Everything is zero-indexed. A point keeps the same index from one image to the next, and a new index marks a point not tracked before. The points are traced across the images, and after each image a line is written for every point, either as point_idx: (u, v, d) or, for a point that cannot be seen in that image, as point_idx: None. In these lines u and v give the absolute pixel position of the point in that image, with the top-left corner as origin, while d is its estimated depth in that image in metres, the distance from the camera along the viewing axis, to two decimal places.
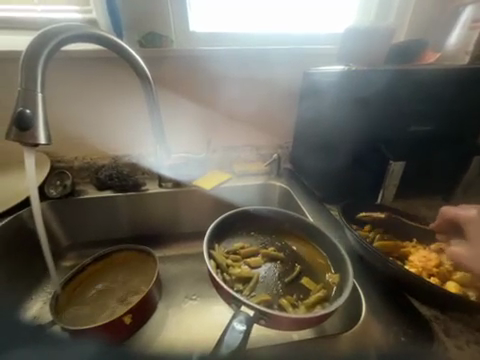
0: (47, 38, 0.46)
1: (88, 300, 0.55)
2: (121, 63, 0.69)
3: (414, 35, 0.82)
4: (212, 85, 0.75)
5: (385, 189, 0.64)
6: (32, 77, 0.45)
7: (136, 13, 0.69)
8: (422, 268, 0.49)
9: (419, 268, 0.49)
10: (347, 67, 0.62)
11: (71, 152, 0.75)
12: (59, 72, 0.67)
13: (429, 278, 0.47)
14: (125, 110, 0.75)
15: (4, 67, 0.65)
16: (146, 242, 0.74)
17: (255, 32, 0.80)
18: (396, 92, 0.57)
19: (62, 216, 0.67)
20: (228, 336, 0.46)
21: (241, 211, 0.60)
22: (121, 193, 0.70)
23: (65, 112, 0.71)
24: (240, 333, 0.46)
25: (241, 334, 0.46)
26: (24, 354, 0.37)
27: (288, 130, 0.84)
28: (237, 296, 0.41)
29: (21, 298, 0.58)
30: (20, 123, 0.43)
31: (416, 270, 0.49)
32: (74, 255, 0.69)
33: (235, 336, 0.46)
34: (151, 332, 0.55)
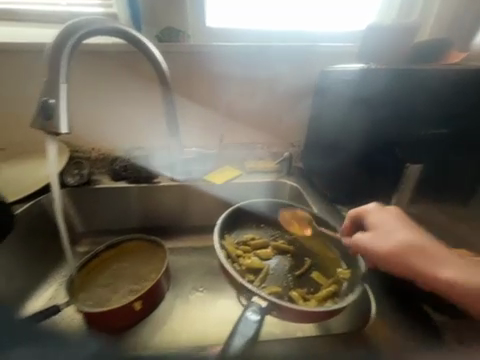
0: (72, 32, 0.48)
1: (102, 281, 0.58)
2: (139, 57, 0.71)
3: (438, 34, 0.79)
4: (226, 82, 0.76)
5: (401, 193, 0.61)
6: (58, 68, 0.47)
7: (155, 7, 0.70)
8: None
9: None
10: (365, 65, 0.61)
11: (88, 142, 0.78)
12: (80, 66, 0.70)
13: None
14: (141, 104, 0.76)
15: (30, 58, 0.68)
16: (156, 233, 0.76)
17: (272, 29, 0.79)
18: (417, 93, 0.55)
19: (79, 204, 0.70)
20: (242, 326, 0.38)
21: (241, 207, 0.61)
22: (134, 184, 0.72)
23: (84, 104, 0.74)
24: (255, 323, 0.38)
25: (255, 324, 0.38)
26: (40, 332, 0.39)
27: (300, 129, 0.84)
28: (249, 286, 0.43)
29: (39, 279, 0.61)
30: (45, 112, 0.46)
31: None
32: (88, 241, 0.72)
33: (249, 326, 0.38)
34: (159, 319, 0.56)
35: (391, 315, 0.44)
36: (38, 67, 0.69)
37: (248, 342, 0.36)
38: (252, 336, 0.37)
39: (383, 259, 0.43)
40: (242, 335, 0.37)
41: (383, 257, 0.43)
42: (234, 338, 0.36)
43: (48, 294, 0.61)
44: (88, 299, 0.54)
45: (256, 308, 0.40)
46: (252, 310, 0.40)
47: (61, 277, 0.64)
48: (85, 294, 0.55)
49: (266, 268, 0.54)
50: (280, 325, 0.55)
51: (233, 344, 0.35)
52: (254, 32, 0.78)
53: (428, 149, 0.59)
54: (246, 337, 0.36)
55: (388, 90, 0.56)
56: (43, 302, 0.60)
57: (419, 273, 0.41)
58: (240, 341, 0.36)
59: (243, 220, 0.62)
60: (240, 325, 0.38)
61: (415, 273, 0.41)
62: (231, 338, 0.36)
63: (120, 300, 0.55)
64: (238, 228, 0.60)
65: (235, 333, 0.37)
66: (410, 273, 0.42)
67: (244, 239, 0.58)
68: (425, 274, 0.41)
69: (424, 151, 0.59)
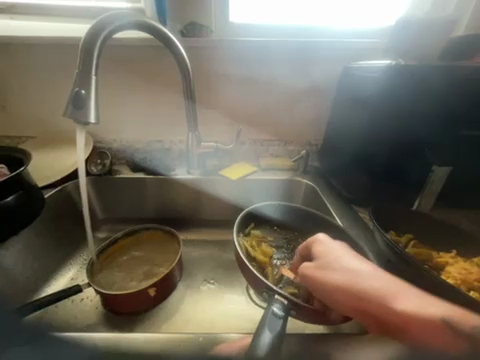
0: (103, 25, 0.50)
1: (122, 266, 0.61)
2: (163, 53, 0.72)
3: (475, 30, 0.73)
4: (246, 78, 0.75)
5: (423, 196, 0.60)
6: (89, 61, 0.49)
7: (179, 3, 0.71)
8: (461, 281, 0.47)
9: (457, 280, 0.48)
10: (393, 62, 0.58)
11: (111, 134, 0.81)
12: (107, 60, 0.73)
13: (469, 291, 0.46)
14: (162, 98, 0.78)
15: (62, 52, 0.72)
16: (171, 224, 0.78)
17: (295, 24, 0.78)
18: (448, 93, 0.52)
19: (101, 192, 0.73)
20: (268, 323, 0.35)
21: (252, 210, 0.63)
22: (152, 176, 0.74)
23: (109, 98, 0.77)
24: (282, 320, 0.36)
25: (281, 320, 0.36)
26: None
27: (320, 127, 0.81)
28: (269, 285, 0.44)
29: (62, 260, 0.65)
30: (76, 103, 0.48)
31: (454, 281, 0.47)
32: (107, 228, 0.75)
33: (276, 323, 0.36)
34: (171, 307, 0.58)
35: None
36: (69, 61, 0.72)
37: (277, 336, 0.33)
38: (280, 331, 0.34)
39: (331, 291, 0.38)
40: (270, 331, 0.34)
41: (330, 288, 0.38)
42: (261, 333, 0.33)
43: (70, 275, 0.65)
44: (108, 284, 0.57)
45: (279, 305, 0.39)
46: (277, 306, 0.39)
47: (82, 261, 0.68)
48: (104, 277, 0.58)
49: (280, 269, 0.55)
50: (289, 323, 0.55)
51: (261, 338, 0.32)
52: (277, 28, 0.77)
53: (461, 151, 0.54)
54: (274, 331, 0.34)
55: (418, 89, 0.53)
56: (65, 283, 0.63)
57: (372, 304, 0.34)
58: (268, 335, 0.33)
59: (255, 221, 0.64)
60: (267, 321, 0.36)
61: (370, 307, 0.34)
62: (258, 333, 0.33)
63: (134, 286, 0.57)
64: (250, 228, 0.62)
65: (262, 329, 0.34)
66: (362, 308, 0.35)
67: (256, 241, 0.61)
68: (381, 307, 0.33)
69: (456, 154, 0.54)
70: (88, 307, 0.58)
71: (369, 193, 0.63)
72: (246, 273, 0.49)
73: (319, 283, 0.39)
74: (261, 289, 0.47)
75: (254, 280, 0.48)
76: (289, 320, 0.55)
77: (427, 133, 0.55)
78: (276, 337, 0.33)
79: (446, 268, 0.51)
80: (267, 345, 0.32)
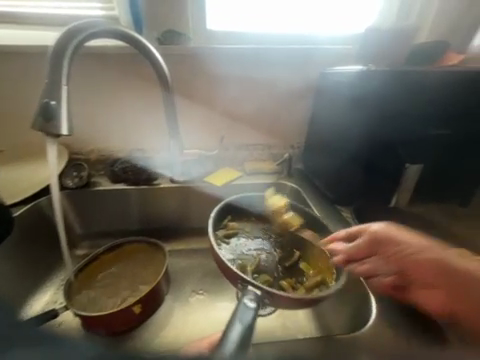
0: (73, 33, 0.48)
1: (102, 281, 0.57)
2: (140, 60, 0.71)
3: (436, 36, 0.80)
4: (227, 83, 0.76)
5: (400, 194, 0.63)
6: (58, 70, 0.47)
7: (156, 10, 0.71)
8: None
9: None
10: (365, 67, 0.61)
11: (88, 145, 0.77)
12: (80, 68, 0.70)
13: None
14: (140, 106, 0.76)
15: (31, 61, 0.68)
16: (155, 235, 0.75)
17: (272, 32, 0.80)
18: (415, 96, 0.56)
19: (78, 207, 0.69)
20: (239, 315, 0.35)
21: (230, 202, 0.57)
22: (133, 186, 0.71)
23: (83, 107, 0.74)
24: (253, 311, 0.36)
25: (252, 312, 0.36)
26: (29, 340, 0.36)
27: (302, 131, 0.84)
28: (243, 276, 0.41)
29: (37, 283, 0.61)
30: (46, 114, 0.46)
31: None
32: (86, 244, 0.72)
33: (247, 315, 0.36)
34: (158, 323, 0.56)
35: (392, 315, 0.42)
36: (39, 69, 0.69)
37: (246, 329, 0.34)
38: (250, 324, 0.34)
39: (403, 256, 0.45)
40: (240, 323, 0.34)
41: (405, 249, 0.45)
42: (231, 328, 0.34)
43: (47, 298, 0.61)
44: (87, 302, 0.54)
45: (252, 297, 0.38)
46: (248, 298, 0.38)
47: (59, 282, 0.63)
48: (82, 298, 0.54)
49: (257, 259, 0.53)
50: (282, 326, 0.56)
51: (230, 332, 0.33)
52: (256, 35, 0.79)
53: (426, 150, 0.60)
54: (244, 323, 0.34)
55: (386, 92, 0.56)
56: (41, 307, 0.58)
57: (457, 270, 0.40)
58: (238, 328, 0.33)
59: (233, 215, 0.59)
60: (238, 314, 0.36)
61: (447, 276, 0.40)
62: (228, 328, 0.34)
63: (115, 306, 0.54)
64: (229, 222, 0.58)
65: (232, 324, 0.34)
66: (437, 274, 0.41)
67: (234, 235, 0.56)
68: (465, 271, 0.40)
69: (422, 153, 0.60)
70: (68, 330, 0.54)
71: (351, 193, 0.65)
72: (221, 263, 0.44)
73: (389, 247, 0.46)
74: (235, 280, 0.42)
75: (227, 270, 0.43)
76: (282, 324, 0.56)
77: (399, 133, 0.59)
78: (245, 329, 0.34)
79: None
80: (236, 337, 0.32)
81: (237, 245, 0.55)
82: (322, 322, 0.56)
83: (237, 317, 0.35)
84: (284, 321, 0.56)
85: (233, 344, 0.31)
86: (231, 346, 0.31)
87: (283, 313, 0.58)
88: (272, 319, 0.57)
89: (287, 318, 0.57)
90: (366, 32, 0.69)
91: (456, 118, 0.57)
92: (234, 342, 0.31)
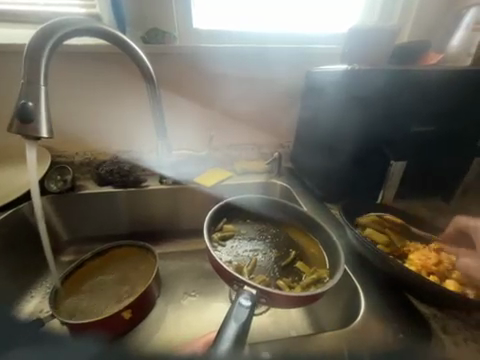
0: (51, 30, 0.46)
1: (91, 289, 0.56)
2: (124, 59, 0.69)
3: (417, 36, 0.82)
4: (215, 84, 0.75)
5: (386, 189, 0.65)
6: (36, 69, 0.44)
7: (139, 9, 0.69)
8: (422, 267, 0.49)
9: (418, 266, 0.49)
10: (350, 66, 0.62)
11: (71, 147, 0.75)
12: (60, 67, 0.67)
13: (429, 276, 0.47)
14: (127, 106, 0.74)
15: (7, 60, 0.64)
16: (145, 238, 0.74)
17: (259, 31, 0.80)
18: (398, 94, 0.57)
19: (62, 212, 0.67)
20: (234, 313, 0.36)
21: (229, 203, 0.59)
22: (121, 189, 0.69)
23: (65, 108, 0.71)
24: (248, 308, 0.36)
25: (248, 309, 0.36)
26: (12, 354, 0.34)
27: (290, 130, 0.85)
28: (238, 275, 0.40)
29: (21, 292, 0.58)
30: (22, 115, 0.43)
31: (416, 267, 0.48)
32: (72, 250, 0.69)
33: (242, 312, 0.36)
34: (150, 328, 0.55)
35: (381, 309, 0.43)
36: (16, 69, 0.66)
37: (241, 327, 0.34)
38: (245, 321, 0.35)
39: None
40: (235, 322, 0.34)
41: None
42: (227, 327, 0.34)
43: (33, 305, 0.59)
44: (76, 311, 0.51)
45: (247, 296, 0.38)
46: (244, 297, 0.38)
47: (46, 288, 0.62)
48: (69, 306, 0.52)
49: (254, 260, 0.53)
50: (275, 324, 0.56)
51: (225, 332, 0.33)
52: (243, 34, 0.79)
53: (410, 147, 0.61)
54: (239, 321, 0.34)
55: (372, 91, 0.57)
56: (26, 316, 0.56)
57: None
58: (233, 327, 0.34)
59: (229, 217, 0.59)
60: (233, 312, 0.36)
61: None
62: (224, 327, 0.34)
63: (104, 312, 0.52)
64: (225, 225, 0.57)
65: (228, 321, 0.35)
66: None
67: (230, 238, 0.56)
68: None
69: (406, 150, 0.62)
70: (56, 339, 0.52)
71: (339, 189, 0.66)
72: (216, 264, 0.43)
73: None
74: (230, 281, 0.42)
75: (222, 272, 0.42)
76: (275, 322, 0.57)
77: (384, 130, 0.60)
78: (240, 328, 0.34)
79: (408, 256, 0.52)
80: (231, 338, 0.33)
81: (233, 247, 0.55)
82: (313, 319, 0.57)
83: (232, 317, 0.35)
84: (276, 318, 0.57)
85: (228, 344, 0.32)
86: (226, 346, 0.32)
87: (275, 311, 0.59)
88: (264, 318, 0.57)
89: (279, 316, 0.58)
90: (351, 33, 0.71)
91: (437, 114, 0.59)
92: (229, 343, 0.32)
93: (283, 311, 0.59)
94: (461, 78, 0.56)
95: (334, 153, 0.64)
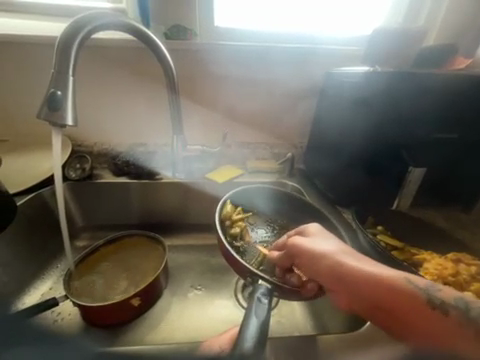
0: (82, 24, 0.48)
1: (103, 271, 0.58)
2: (147, 54, 0.71)
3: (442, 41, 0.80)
4: (234, 83, 0.76)
5: (402, 197, 0.62)
6: (65, 60, 0.46)
7: (164, 5, 0.71)
8: (437, 277, 0.47)
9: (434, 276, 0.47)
10: (371, 68, 0.61)
11: (91, 137, 0.78)
12: (87, 59, 0.69)
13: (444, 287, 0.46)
14: (145, 100, 0.76)
15: (39, 51, 0.68)
16: (155, 229, 0.76)
17: (279, 30, 0.80)
18: (422, 98, 0.55)
19: (80, 199, 0.70)
20: (255, 309, 0.36)
21: (232, 195, 0.60)
22: (135, 180, 0.72)
23: (88, 99, 0.74)
24: (267, 304, 0.37)
25: (266, 305, 0.37)
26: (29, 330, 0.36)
27: (304, 131, 0.84)
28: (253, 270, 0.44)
29: (37, 272, 0.61)
30: (51, 103, 0.46)
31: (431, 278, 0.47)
32: (87, 235, 0.72)
33: (261, 309, 0.36)
34: (156, 316, 0.56)
35: None
36: (45, 60, 0.69)
37: (262, 323, 0.34)
38: (265, 317, 0.35)
39: (328, 244, 0.41)
40: (257, 317, 0.34)
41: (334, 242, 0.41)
42: (248, 322, 0.34)
43: (47, 286, 0.61)
44: (92, 293, 0.54)
45: (264, 291, 0.40)
46: (261, 292, 0.39)
47: (59, 272, 0.64)
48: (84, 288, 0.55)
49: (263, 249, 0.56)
50: (278, 325, 0.56)
51: (248, 328, 0.33)
52: (262, 33, 0.79)
53: (431, 154, 0.59)
54: (260, 317, 0.34)
55: (396, 93, 0.55)
56: (41, 294, 0.59)
57: None
58: (255, 322, 0.33)
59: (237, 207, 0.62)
60: (253, 308, 0.36)
61: None
62: (246, 322, 0.34)
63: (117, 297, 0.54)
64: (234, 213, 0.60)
65: (248, 317, 0.35)
66: None
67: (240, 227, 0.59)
68: None
69: (428, 156, 0.59)
70: (67, 320, 0.54)
71: (353, 193, 0.65)
72: (232, 259, 0.47)
73: (315, 240, 0.42)
74: (244, 274, 0.46)
75: (237, 264, 0.46)
76: (278, 323, 0.57)
77: (407, 134, 0.58)
78: (262, 321, 0.34)
79: (424, 264, 0.50)
80: (254, 332, 0.32)
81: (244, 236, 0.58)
82: (317, 322, 0.56)
83: (252, 312, 0.35)
84: (280, 320, 0.57)
85: (252, 341, 0.31)
86: (250, 344, 0.31)
87: (279, 312, 0.59)
88: None
89: (283, 317, 0.58)
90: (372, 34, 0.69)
91: (462, 119, 0.56)
92: (252, 340, 0.31)
93: (287, 311, 0.59)
94: None
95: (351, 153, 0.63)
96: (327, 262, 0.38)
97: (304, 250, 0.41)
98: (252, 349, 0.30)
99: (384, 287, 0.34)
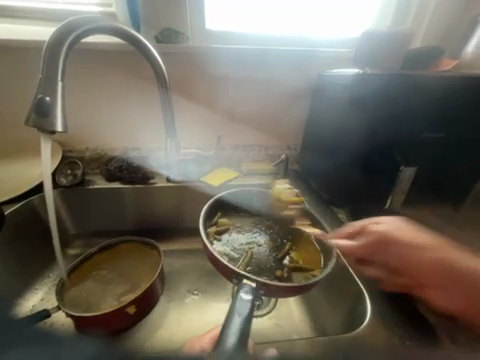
0: (70, 28, 0.47)
1: (93, 282, 0.56)
2: (137, 58, 0.70)
3: (429, 42, 0.82)
4: (227, 86, 0.76)
5: (394, 195, 0.63)
6: (54, 65, 0.46)
7: (154, 9, 0.70)
8: None
9: None
10: (362, 70, 0.62)
11: (82, 143, 0.76)
12: (76, 63, 0.68)
13: None
14: (137, 104, 0.75)
15: (26, 56, 0.66)
16: (150, 234, 0.75)
17: (270, 33, 0.81)
18: (412, 99, 0.56)
19: (71, 206, 0.68)
20: (237, 308, 0.34)
21: (222, 197, 0.56)
22: (129, 185, 0.70)
23: (78, 104, 0.72)
24: (249, 302, 0.35)
25: (249, 303, 0.35)
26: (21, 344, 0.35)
27: (298, 132, 0.85)
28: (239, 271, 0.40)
29: (28, 283, 0.60)
30: (39, 109, 0.45)
31: None
32: (79, 243, 0.70)
33: (244, 307, 0.34)
34: (153, 324, 0.56)
35: (387, 316, 0.42)
36: (33, 65, 0.67)
37: (245, 321, 0.32)
38: (248, 315, 0.33)
39: (402, 230, 0.46)
40: (239, 314, 0.33)
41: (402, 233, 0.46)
42: (230, 320, 0.32)
43: (39, 297, 0.60)
44: (80, 303, 0.52)
45: (248, 290, 0.38)
46: (244, 291, 0.37)
47: (51, 282, 0.62)
48: (72, 298, 0.53)
49: (249, 253, 0.51)
50: (276, 327, 0.56)
51: (230, 325, 0.31)
52: (253, 36, 0.80)
53: (420, 153, 0.61)
54: (243, 314, 0.33)
55: (388, 94, 0.56)
56: (33, 306, 0.58)
57: None
58: (238, 320, 0.32)
59: (224, 210, 0.57)
60: (235, 306, 0.34)
61: None
62: (227, 320, 0.32)
63: (106, 307, 0.53)
64: (219, 218, 0.55)
65: (231, 315, 0.33)
66: None
67: (225, 232, 0.54)
68: None
69: (417, 155, 0.61)
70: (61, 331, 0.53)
71: (347, 193, 0.65)
72: (214, 259, 0.43)
73: (397, 230, 0.46)
74: (229, 275, 0.42)
75: (221, 265, 0.42)
76: (277, 325, 0.57)
77: (399, 135, 0.60)
78: (245, 321, 0.32)
79: None
80: (237, 329, 0.30)
81: (229, 240, 0.53)
82: (316, 322, 0.56)
83: (233, 310, 0.33)
84: (278, 322, 0.57)
85: (235, 337, 0.29)
86: (232, 339, 0.29)
87: (277, 313, 0.59)
88: (266, 320, 0.57)
89: (281, 318, 0.58)
90: (362, 36, 0.70)
91: (450, 119, 0.58)
92: (235, 336, 0.29)
93: (286, 312, 0.59)
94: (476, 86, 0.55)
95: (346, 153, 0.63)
96: (408, 248, 0.44)
97: (392, 237, 0.46)
98: (235, 345, 0.28)
99: (448, 268, 0.41)
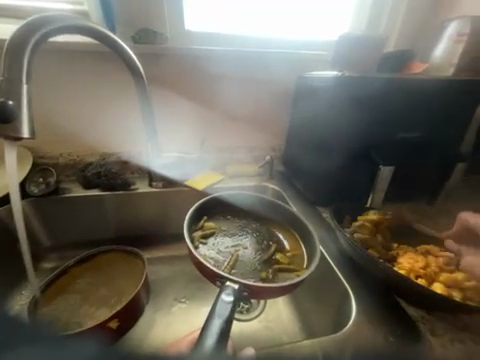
0: (37, 26, 0.44)
1: (72, 298, 0.53)
2: (113, 58, 0.67)
3: (401, 46, 0.86)
4: (209, 88, 0.75)
5: (375, 194, 0.65)
6: (17, 67, 0.42)
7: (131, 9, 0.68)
8: (410, 270, 0.49)
9: (406, 270, 0.48)
10: (341, 72, 0.64)
11: (56, 148, 0.72)
12: (45, 63, 0.64)
13: (417, 279, 0.47)
14: (115, 107, 0.72)
15: None
16: (134, 242, 0.72)
17: (251, 35, 0.81)
18: (389, 100, 0.59)
19: (44, 216, 0.64)
20: (217, 309, 0.35)
21: (210, 199, 0.55)
22: (108, 192, 0.67)
23: (50, 107, 0.68)
24: (230, 303, 0.36)
25: (230, 304, 0.36)
26: None
27: (282, 133, 0.86)
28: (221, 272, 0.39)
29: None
30: (0, 115, 0.40)
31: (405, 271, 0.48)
32: (55, 256, 0.66)
33: (224, 308, 0.35)
34: (138, 337, 0.53)
35: (372, 312, 0.44)
36: None
37: (224, 323, 0.34)
38: (228, 316, 0.34)
39: None
40: (219, 317, 0.34)
41: None
42: (210, 324, 0.34)
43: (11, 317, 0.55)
44: (56, 318, 0.50)
45: (230, 291, 0.37)
46: (226, 293, 0.37)
47: (24, 300, 0.58)
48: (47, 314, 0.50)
49: (235, 255, 0.50)
50: (266, 329, 0.56)
51: (209, 328, 0.33)
52: (234, 38, 0.80)
53: (398, 152, 0.62)
54: (222, 317, 0.34)
55: (367, 95, 0.58)
56: None
57: None
58: (217, 323, 0.33)
59: (209, 215, 0.56)
60: (215, 308, 0.35)
61: None
62: (207, 323, 0.34)
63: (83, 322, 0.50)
64: (205, 223, 0.54)
65: (211, 318, 0.34)
66: None
67: (211, 235, 0.52)
68: None
69: (394, 155, 0.62)
70: None
71: (331, 193, 0.67)
72: (198, 263, 0.41)
73: None
74: (213, 278, 0.41)
75: (204, 269, 0.41)
76: (267, 327, 0.57)
77: (376, 135, 0.62)
78: (224, 323, 0.34)
79: (397, 260, 0.52)
80: (216, 332, 0.32)
81: (215, 244, 0.51)
82: (305, 322, 0.57)
83: (213, 312, 0.34)
84: (268, 324, 0.57)
85: (213, 339, 0.31)
86: (211, 342, 0.31)
87: (266, 316, 0.59)
88: (255, 322, 0.57)
89: (271, 321, 0.58)
90: (340, 39, 0.73)
91: (421, 120, 0.61)
92: (214, 338, 0.32)
93: (275, 314, 0.59)
94: (443, 90, 0.59)
95: (332, 153, 0.64)
96: None
97: None
98: (212, 348, 0.30)
99: None
